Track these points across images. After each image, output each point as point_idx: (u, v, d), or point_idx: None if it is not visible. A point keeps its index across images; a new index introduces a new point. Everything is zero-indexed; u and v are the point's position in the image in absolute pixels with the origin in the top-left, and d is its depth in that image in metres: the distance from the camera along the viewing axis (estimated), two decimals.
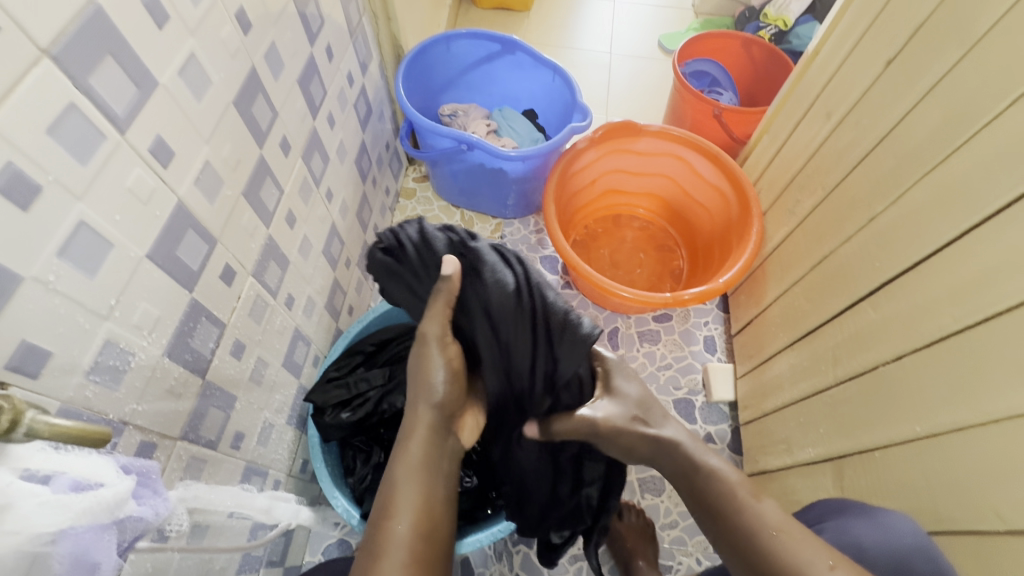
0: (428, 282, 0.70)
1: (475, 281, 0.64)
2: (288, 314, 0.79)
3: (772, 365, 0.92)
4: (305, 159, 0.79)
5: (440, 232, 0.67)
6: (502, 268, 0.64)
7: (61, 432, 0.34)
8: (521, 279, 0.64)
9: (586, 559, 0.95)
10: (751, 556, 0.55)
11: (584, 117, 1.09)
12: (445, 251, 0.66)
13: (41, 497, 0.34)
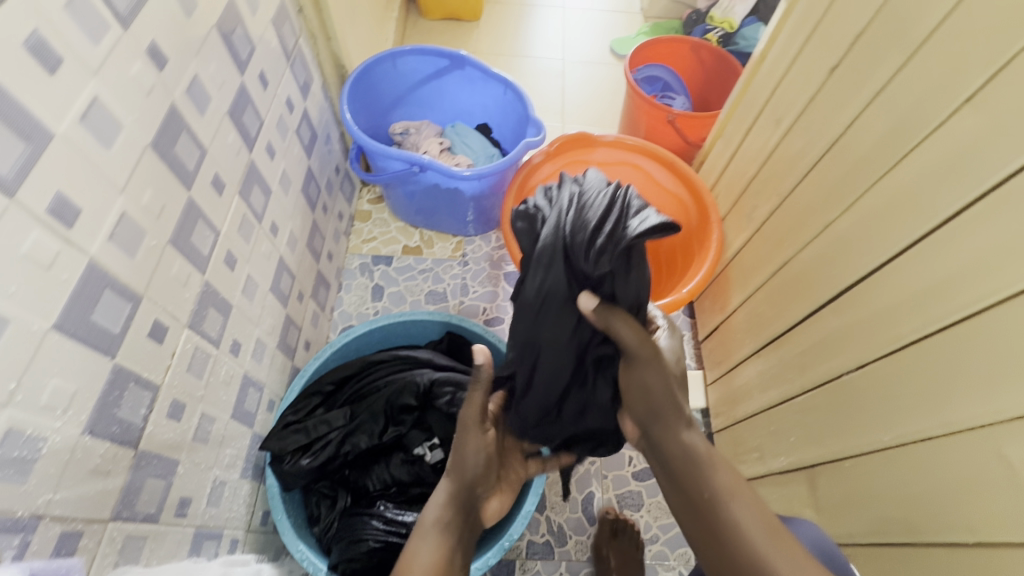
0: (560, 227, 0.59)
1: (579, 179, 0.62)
2: (234, 361, 0.73)
3: (740, 373, 0.92)
4: (243, 195, 0.74)
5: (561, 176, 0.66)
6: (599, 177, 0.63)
7: None
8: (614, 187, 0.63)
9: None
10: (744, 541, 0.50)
11: (539, 131, 1.07)
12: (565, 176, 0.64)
13: None
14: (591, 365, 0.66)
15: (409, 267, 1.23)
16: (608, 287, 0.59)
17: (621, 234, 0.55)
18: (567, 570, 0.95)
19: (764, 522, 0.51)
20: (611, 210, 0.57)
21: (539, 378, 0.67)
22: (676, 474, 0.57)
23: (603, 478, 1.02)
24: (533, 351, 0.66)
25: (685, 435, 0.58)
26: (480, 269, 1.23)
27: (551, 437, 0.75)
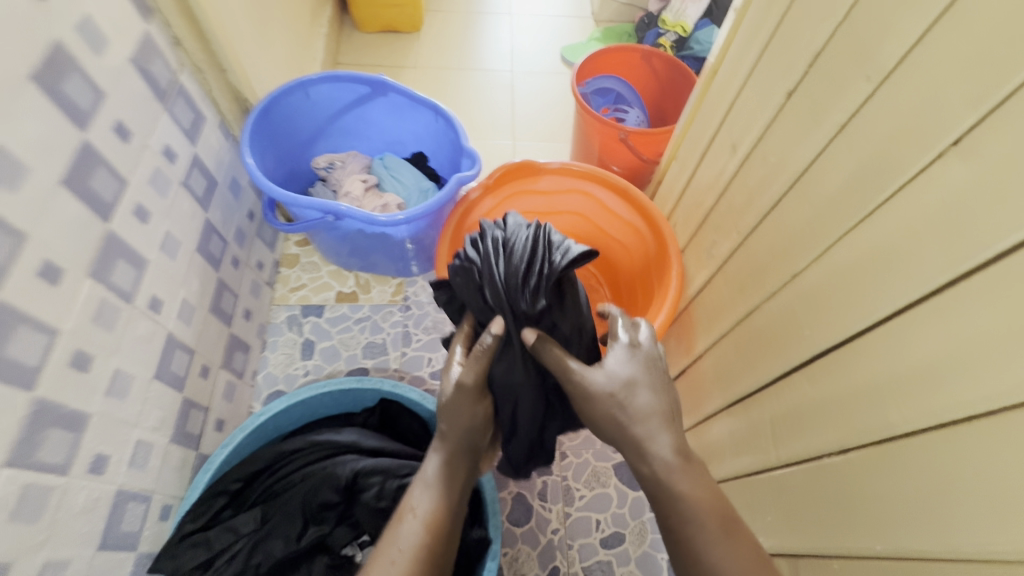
0: (497, 282, 0.66)
1: (502, 235, 0.71)
2: (98, 481, 0.60)
3: (711, 428, 0.82)
4: (99, 277, 0.61)
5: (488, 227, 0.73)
6: (522, 227, 0.72)
7: None
8: (536, 230, 0.71)
9: None
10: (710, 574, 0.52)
11: (473, 162, 0.95)
12: (489, 232, 0.71)
13: None
14: (556, 392, 0.72)
15: (344, 316, 1.10)
16: (549, 319, 0.67)
17: (549, 270, 0.66)
18: None
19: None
20: (531, 250, 0.68)
21: (521, 419, 0.71)
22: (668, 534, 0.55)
23: (567, 548, 0.92)
24: (511, 390, 0.68)
25: (643, 465, 0.57)
26: (426, 313, 1.12)
27: (540, 452, 0.78)
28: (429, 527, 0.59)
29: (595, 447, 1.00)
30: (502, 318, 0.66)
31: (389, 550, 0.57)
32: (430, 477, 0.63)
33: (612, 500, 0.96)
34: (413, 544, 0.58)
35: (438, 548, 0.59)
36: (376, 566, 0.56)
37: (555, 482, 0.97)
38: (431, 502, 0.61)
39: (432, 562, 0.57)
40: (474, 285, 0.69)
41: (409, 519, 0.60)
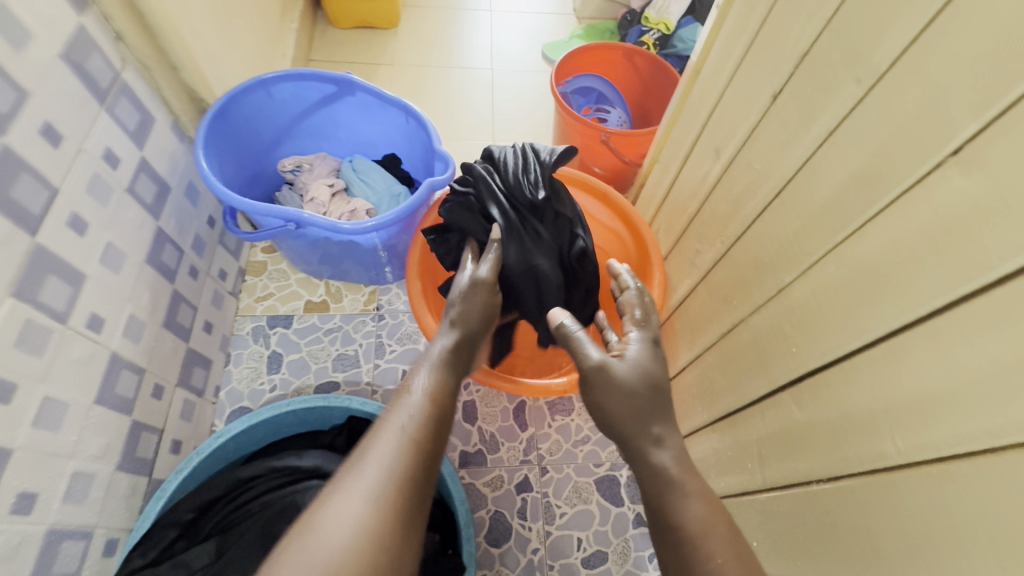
0: (493, 192, 0.79)
1: (486, 158, 0.83)
2: (21, 522, 0.55)
3: (696, 444, 0.80)
4: (21, 296, 0.56)
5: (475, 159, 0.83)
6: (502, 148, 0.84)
7: None
8: (515, 147, 0.84)
9: None
10: None
11: (446, 165, 0.90)
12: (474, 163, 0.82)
13: None
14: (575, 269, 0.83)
15: (313, 327, 1.05)
16: (551, 209, 0.81)
17: (541, 168, 0.81)
18: None
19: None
20: (521, 158, 0.82)
21: (549, 290, 0.79)
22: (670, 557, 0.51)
23: (549, 569, 0.88)
24: (533, 278, 0.78)
25: (654, 456, 0.55)
26: (400, 322, 1.07)
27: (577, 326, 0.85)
28: (436, 398, 0.58)
29: (577, 462, 0.96)
30: (505, 215, 0.78)
31: (400, 415, 0.55)
32: (435, 357, 0.63)
33: (594, 517, 0.92)
34: (423, 412, 0.56)
35: (445, 421, 0.57)
36: (385, 430, 0.53)
37: (535, 499, 0.93)
38: (438, 378, 0.60)
39: (437, 433, 0.55)
40: (469, 205, 0.79)
41: (414, 391, 0.58)
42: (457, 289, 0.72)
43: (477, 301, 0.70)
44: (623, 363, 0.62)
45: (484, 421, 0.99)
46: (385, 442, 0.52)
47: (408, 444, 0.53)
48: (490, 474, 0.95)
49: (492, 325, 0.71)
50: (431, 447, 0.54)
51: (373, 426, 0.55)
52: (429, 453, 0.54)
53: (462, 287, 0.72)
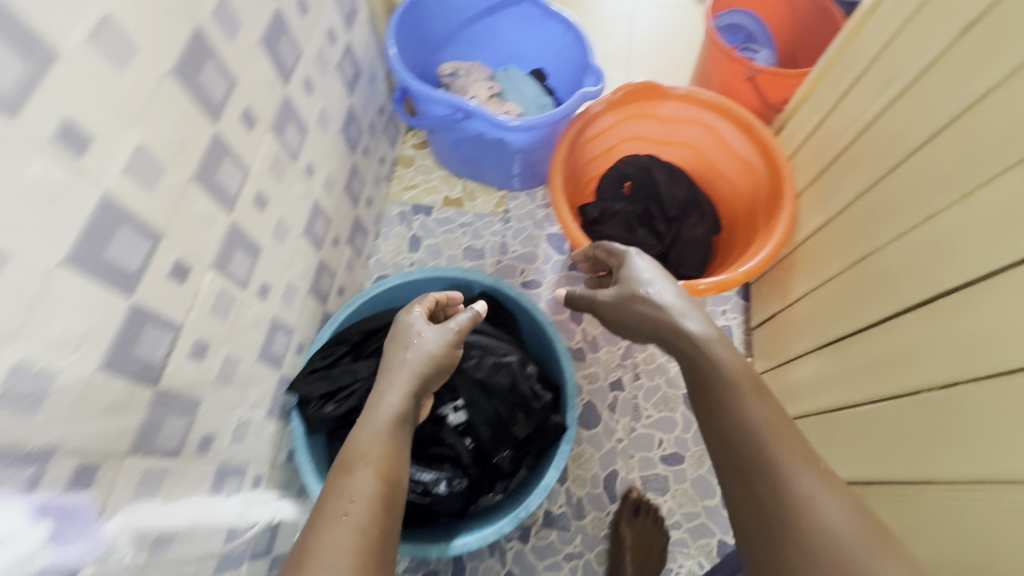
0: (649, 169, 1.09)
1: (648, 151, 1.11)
2: (262, 304, 0.73)
3: (794, 369, 0.86)
4: (276, 134, 0.71)
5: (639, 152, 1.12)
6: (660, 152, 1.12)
7: None
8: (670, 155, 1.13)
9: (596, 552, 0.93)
10: (742, 443, 0.53)
11: (597, 80, 0.95)
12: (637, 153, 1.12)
13: None
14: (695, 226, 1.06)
15: (449, 219, 1.18)
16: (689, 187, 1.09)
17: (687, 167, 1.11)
18: (581, 543, 0.93)
19: (795, 448, 0.51)
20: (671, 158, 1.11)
21: (673, 232, 1.05)
22: (707, 409, 0.58)
23: (629, 457, 0.99)
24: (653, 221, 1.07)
25: (686, 328, 0.62)
26: (524, 227, 1.17)
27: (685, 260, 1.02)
28: (382, 474, 0.55)
29: (668, 375, 1.05)
30: (652, 185, 1.08)
31: (340, 502, 0.51)
32: (378, 421, 0.60)
33: (677, 424, 1.01)
34: (366, 493, 0.53)
35: (394, 496, 0.54)
36: (327, 518, 0.50)
37: (625, 398, 1.03)
38: (383, 448, 0.57)
39: (388, 510, 0.53)
40: (625, 176, 1.09)
41: (361, 466, 0.55)
42: (405, 340, 0.69)
43: (425, 348, 0.68)
44: (631, 278, 0.70)
45: (588, 324, 1.09)
46: (330, 542, 0.48)
47: (356, 531, 0.49)
48: (588, 369, 1.05)
49: (445, 371, 0.70)
50: (381, 529, 0.51)
51: (313, 514, 0.51)
52: (378, 534, 0.50)
53: (413, 333, 0.70)
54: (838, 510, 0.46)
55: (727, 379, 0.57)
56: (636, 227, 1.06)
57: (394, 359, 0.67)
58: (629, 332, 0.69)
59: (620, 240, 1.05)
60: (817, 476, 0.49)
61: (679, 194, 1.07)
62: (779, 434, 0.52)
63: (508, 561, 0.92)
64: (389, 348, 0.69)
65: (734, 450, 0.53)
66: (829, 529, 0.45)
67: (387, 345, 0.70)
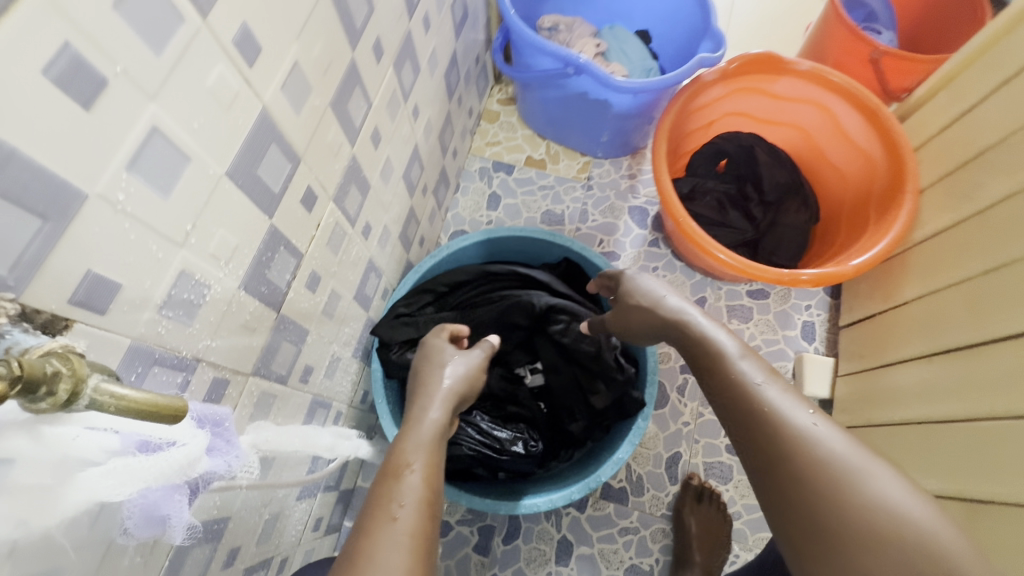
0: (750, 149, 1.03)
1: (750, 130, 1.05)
2: (364, 244, 0.72)
3: (893, 373, 0.82)
4: (396, 69, 0.68)
5: (740, 130, 1.06)
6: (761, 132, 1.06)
7: (129, 407, 0.26)
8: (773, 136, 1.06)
9: (652, 531, 0.92)
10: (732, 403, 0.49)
11: (716, 46, 0.89)
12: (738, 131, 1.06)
13: (106, 467, 0.31)
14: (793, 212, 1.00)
15: (530, 181, 1.15)
16: (791, 171, 1.02)
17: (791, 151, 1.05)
18: (637, 520, 0.93)
19: (784, 391, 0.47)
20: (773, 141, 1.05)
21: (769, 216, 1.00)
22: (700, 369, 0.54)
23: (693, 442, 0.97)
24: (747, 203, 1.01)
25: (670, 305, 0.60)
26: (606, 197, 1.13)
27: (778, 248, 0.98)
28: (431, 481, 0.49)
29: None
30: (751, 165, 1.02)
31: (389, 505, 0.45)
32: (423, 430, 0.54)
33: None
34: (416, 496, 0.46)
35: (440, 505, 0.48)
36: (375, 525, 0.43)
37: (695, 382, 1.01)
38: (429, 456, 0.51)
39: (436, 518, 0.46)
40: (722, 153, 1.04)
41: (406, 473, 0.48)
42: (436, 364, 0.65)
43: (458, 370, 0.64)
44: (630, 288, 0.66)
45: None
46: (382, 547, 0.42)
47: (405, 540, 0.43)
48: (660, 349, 1.03)
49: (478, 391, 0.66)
50: (429, 540, 0.44)
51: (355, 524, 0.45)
52: (429, 542, 0.44)
53: (441, 361, 0.65)
54: (831, 438, 0.43)
55: (710, 346, 0.54)
56: (728, 208, 1.01)
57: (427, 381, 0.62)
58: (634, 336, 0.66)
59: (711, 222, 1.01)
60: (811, 415, 0.45)
61: (779, 177, 1.01)
62: (770, 381, 0.48)
63: (563, 527, 0.93)
64: (420, 372, 0.65)
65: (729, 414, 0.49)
66: (829, 461, 0.42)
67: (414, 370, 0.66)
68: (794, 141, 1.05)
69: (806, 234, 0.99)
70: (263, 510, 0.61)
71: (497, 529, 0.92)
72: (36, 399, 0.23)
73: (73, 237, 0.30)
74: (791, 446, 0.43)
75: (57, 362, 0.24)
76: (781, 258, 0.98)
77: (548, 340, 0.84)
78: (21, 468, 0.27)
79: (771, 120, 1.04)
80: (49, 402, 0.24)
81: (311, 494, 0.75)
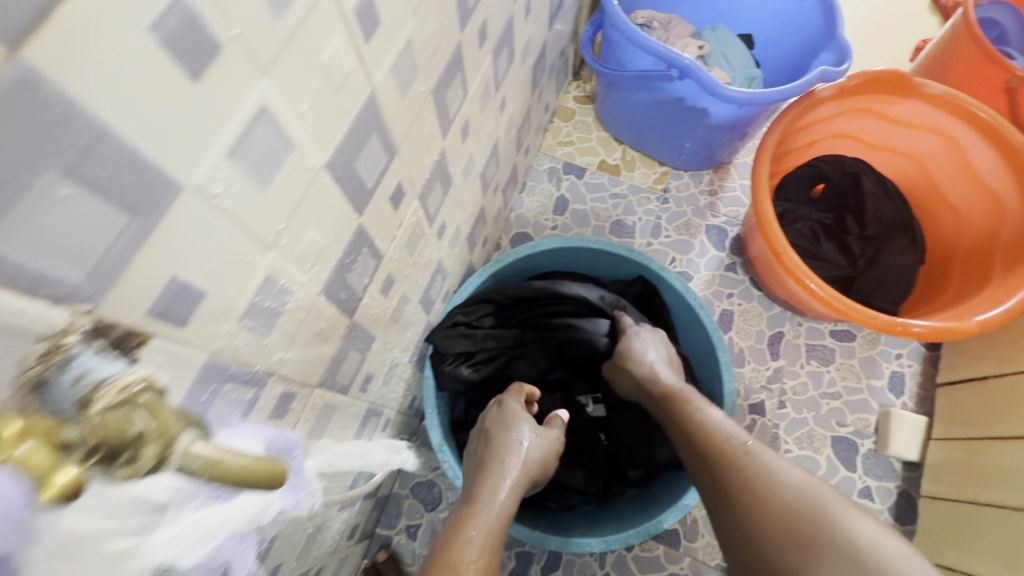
0: (854, 178, 0.93)
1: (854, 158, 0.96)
2: (437, 245, 0.66)
3: (1010, 449, 0.72)
4: (494, 58, 0.62)
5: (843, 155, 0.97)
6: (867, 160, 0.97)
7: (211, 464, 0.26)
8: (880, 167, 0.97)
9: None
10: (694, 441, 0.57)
11: (839, 59, 0.80)
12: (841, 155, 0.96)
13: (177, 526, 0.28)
14: (899, 251, 0.90)
15: (601, 187, 1.08)
16: (900, 205, 0.93)
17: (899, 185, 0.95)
18: (688, 567, 0.86)
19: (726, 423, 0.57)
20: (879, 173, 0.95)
21: (871, 253, 0.90)
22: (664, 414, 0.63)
23: None
24: (846, 234, 0.92)
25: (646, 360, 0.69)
26: (682, 212, 1.05)
27: (878, 288, 0.89)
28: None
29: (818, 411, 0.91)
30: (855, 195, 0.93)
31: None
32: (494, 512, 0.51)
33: (821, 469, 0.88)
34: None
35: None
36: None
37: (765, 426, 0.91)
38: (487, 550, 0.47)
39: None
40: (819, 178, 0.95)
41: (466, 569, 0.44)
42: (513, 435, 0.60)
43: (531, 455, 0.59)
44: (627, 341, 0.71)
45: (736, 334, 0.97)
46: None
47: None
48: None
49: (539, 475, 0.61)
50: None
51: None
52: None
53: (517, 428, 0.61)
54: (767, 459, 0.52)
55: (672, 395, 0.63)
56: (822, 238, 0.92)
57: (494, 453, 0.58)
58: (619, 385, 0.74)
59: (802, 252, 0.92)
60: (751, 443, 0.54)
61: (885, 212, 0.92)
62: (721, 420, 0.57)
63: (607, 564, 0.86)
64: (492, 438, 0.61)
65: (691, 449, 0.57)
66: (765, 482, 0.50)
67: (486, 434, 0.62)
68: (905, 172, 0.95)
69: (910, 275, 0.90)
70: (307, 526, 0.56)
71: (536, 557, 0.87)
72: (115, 468, 0.23)
73: (160, 234, 0.24)
74: (725, 466, 0.53)
75: (145, 421, 0.24)
76: (880, 300, 0.88)
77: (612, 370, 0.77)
78: (72, 513, 0.22)
79: (882, 146, 0.94)
80: (130, 471, 0.23)
81: (350, 505, 0.70)
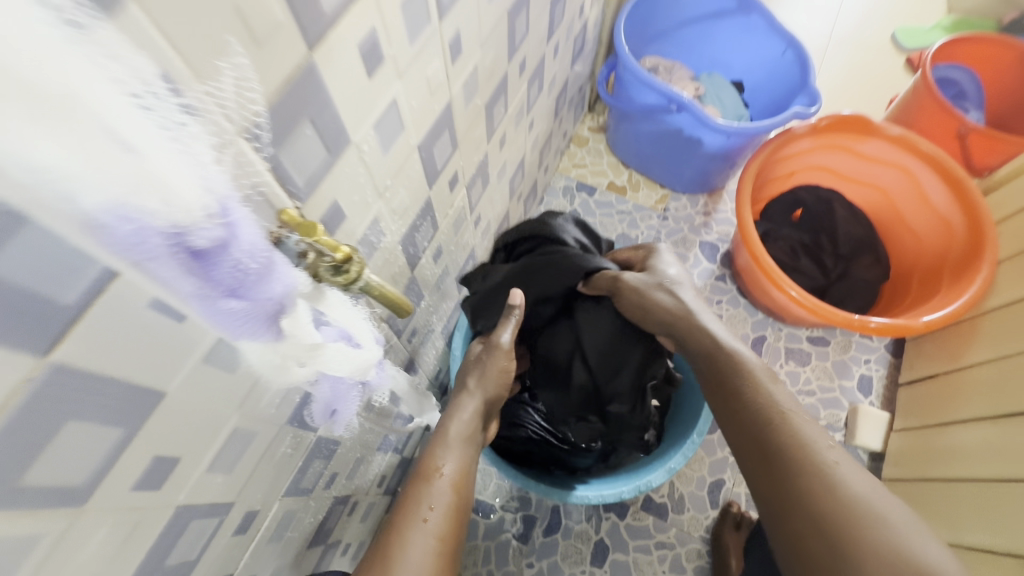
0: (826, 205, 1.07)
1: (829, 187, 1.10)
2: (473, 232, 0.81)
3: (953, 432, 0.84)
4: (528, 86, 0.78)
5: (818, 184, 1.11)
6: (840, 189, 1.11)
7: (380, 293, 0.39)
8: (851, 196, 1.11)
9: (685, 549, 0.95)
10: (768, 426, 0.56)
11: (811, 102, 0.96)
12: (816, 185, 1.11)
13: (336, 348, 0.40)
14: (865, 267, 1.04)
15: (610, 204, 1.23)
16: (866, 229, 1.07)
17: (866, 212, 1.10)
18: (674, 536, 0.96)
19: (800, 415, 0.56)
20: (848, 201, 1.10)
21: (840, 267, 1.04)
22: (726, 390, 0.62)
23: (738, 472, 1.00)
24: (820, 250, 1.06)
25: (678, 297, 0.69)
26: (679, 229, 1.20)
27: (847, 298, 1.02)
28: (456, 484, 0.56)
29: None
30: (829, 219, 1.07)
31: (420, 507, 0.52)
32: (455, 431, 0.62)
33: None
34: (444, 502, 0.54)
35: (464, 510, 0.56)
36: (405, 519, 0.51)
37: None
38: (457, 460, 0.58)
39: (461, 513, 0.55)
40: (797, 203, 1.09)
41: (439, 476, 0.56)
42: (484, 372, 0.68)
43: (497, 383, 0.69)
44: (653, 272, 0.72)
45: None
46: (413, 540, 0.50)
47: (431, 541, 0.50)
48: None
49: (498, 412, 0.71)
50: (454, 539, 0.52)
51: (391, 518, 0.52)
52: (452, 546, 0.51)
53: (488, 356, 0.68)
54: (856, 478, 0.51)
55: (739, 372, 0.61)
56: (800, 254, 1.06)
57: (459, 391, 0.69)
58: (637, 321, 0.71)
59: (782, 264, 1.05)
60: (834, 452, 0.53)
61: (854, 234, 1.06)
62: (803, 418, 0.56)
63: (602, 530, 0.96)
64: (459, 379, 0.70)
65: (763, 435, 0.56)
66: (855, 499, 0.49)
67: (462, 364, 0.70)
68: (872, 201, 1.10)
69: (875, 288, 1.03)
70: (358, 446, 0.68)
71: (539, 520, 0.97)
72: (338, 275, 0.34)
73: (336, 170, 0.39)
74: (805, 465, 0.52)
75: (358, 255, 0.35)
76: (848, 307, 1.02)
77: (600, 312, 0.74)
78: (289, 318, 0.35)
79: (852, 178, 1.09)
80: (344, 278, 0.35)
81: (386, 449, 0.82)
